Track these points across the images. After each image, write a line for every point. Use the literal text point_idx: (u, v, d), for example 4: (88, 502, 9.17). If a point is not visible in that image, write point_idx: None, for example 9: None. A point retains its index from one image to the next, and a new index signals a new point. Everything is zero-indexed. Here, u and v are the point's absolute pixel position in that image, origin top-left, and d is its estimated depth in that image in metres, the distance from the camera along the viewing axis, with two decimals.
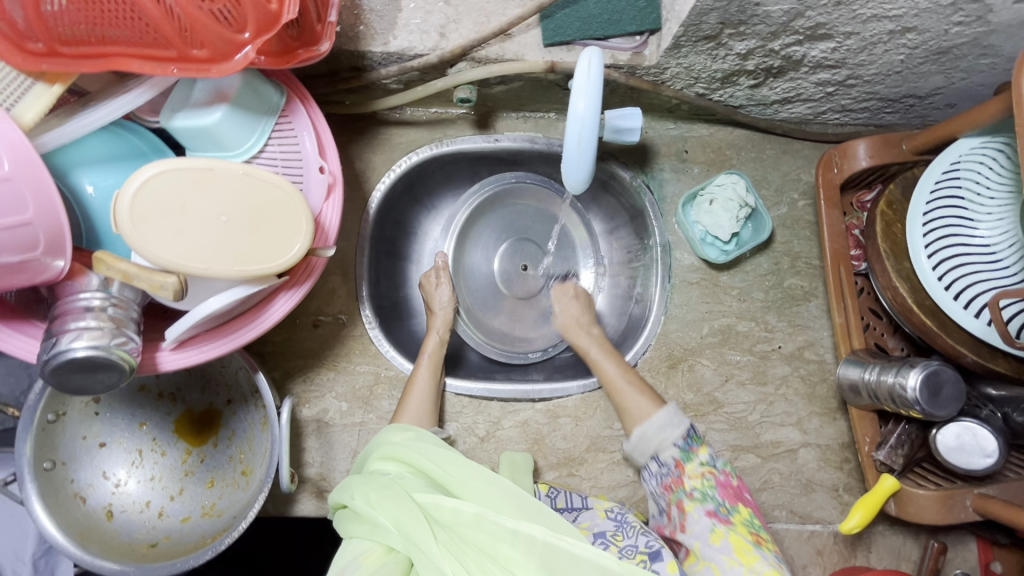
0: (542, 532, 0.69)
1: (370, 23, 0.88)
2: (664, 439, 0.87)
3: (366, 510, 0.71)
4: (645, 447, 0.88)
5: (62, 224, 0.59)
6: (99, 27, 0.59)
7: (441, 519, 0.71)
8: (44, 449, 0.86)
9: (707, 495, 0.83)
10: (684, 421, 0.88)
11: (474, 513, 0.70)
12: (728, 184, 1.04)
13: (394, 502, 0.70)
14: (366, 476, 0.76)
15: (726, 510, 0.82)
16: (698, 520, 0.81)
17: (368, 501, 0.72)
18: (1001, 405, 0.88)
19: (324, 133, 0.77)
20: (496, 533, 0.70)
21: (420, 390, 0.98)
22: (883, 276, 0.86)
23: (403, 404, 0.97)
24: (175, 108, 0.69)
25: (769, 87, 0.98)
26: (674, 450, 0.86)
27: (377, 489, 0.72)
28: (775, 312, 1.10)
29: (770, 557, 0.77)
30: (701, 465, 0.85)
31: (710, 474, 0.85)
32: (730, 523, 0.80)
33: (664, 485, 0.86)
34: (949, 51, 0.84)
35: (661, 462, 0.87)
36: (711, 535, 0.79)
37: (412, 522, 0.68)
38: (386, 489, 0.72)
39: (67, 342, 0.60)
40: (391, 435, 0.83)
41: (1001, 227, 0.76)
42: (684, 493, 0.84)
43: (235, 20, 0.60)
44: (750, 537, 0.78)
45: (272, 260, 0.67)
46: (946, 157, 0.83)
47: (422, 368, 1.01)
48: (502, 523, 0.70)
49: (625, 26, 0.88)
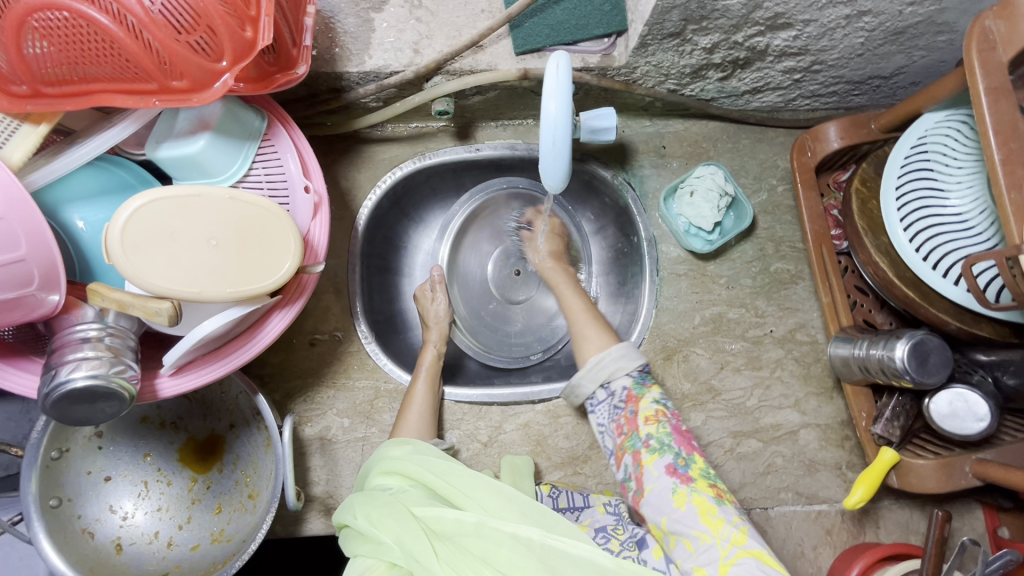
0: (538, 533, 0.70)
1: (346, 45, 0.91)
2: (617, 369, 0.88)
3: (369, 529, 0.72)
4: (595, 376, 0.88)
5: (54, 259, 0.61)
6: (80, 66, 0.60)
7: (440, 529, 0.71)
8: (49, 486, 0.87)
9: (665, 445, 0.81)
10: (639, 355, 0.89)
11: (475, 522, 0.71)
12: (706, 174, 1.07)
13: (395, 520, 0.71)
14: (369, 493, 0.77)
15: (684, 462, 0.80)
16: (659, 476, 0.79)
17: (371, 521, 0.73)
18: (991, 369, 0.89)
19: (307, 153, 0.79)
20: (495, 540, 0.70)
21: (419, 401, 0.99)
22: (863, 252, 0.88)
23: (403, 415, 0.98)
24: (160, 139, 0.71)
25: (737, 78, 1.00)
26: (625, 380, 0.88)
27: (378, 508, 0.73)
28: (764, 297, 1.12)
29: (733, 513, 0.76)
30: (654, 403, 0.85)
31: (663, 417, 0.83)
32: (690, 480, 0.78)
33: (617, 425, 0.86)
34: (907, 31, 0.87)
35: (611, 392, 0.88)
36: (673, 499, 0.77)
37: (414, 540, 0.69)
38: (388, 508, 0.73)
39: (65, 374, 0.61)
40: (390, 449, 0.85)
41: (970, 194, 0.78)
42: (640, 442, 0.83)
43: (212, 49, 0.62)
44: (711, 494, 0.77)
45: (264, 280, 0.68)
46: (912, 133, 0.86)
47: (419, 380, 1.02)
48: (501, 529, 0.70)
49: (592, 29, 0.90)
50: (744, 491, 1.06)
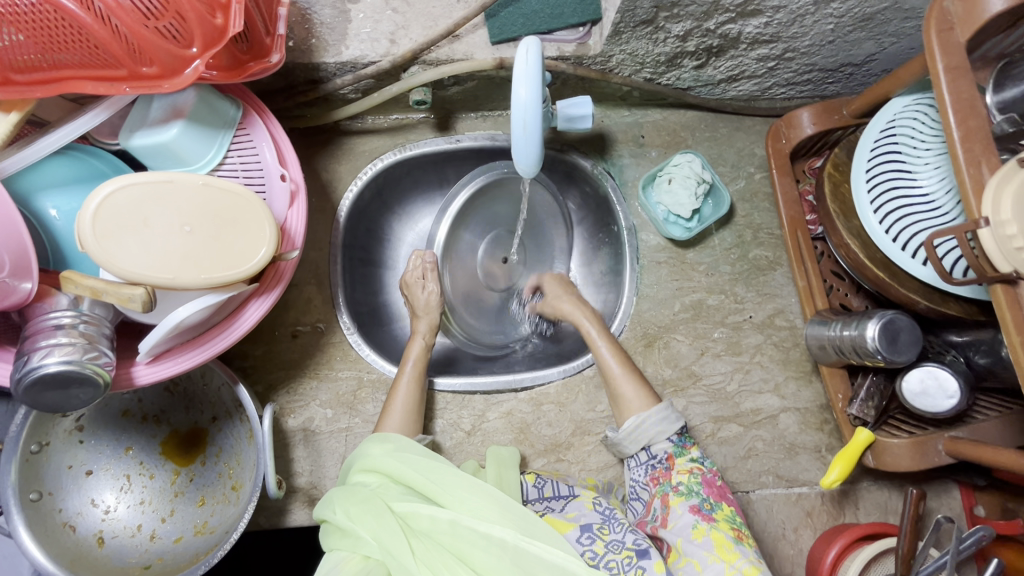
0: (512, 534, 0.73)
1: (322, 36, 0.91)
2: (656, 433, 0.89)
3: (348, 524, 0.72)
4: (636, 439, 0.90)
5: (25, 245, 0.61)
6: (49, 54, 0.60)
7: (419, 526, 0.74)
8: (30, 480, 0.86)
9: (692, 490, 0.84)
10: (678, 418, 0.91)
11: (449, 520, 0.74)
12: (684, 162, 1.08)
13: (375, 517, 0.72)
14: (348, 488, 0.77)
15: (710, 506, 0.83)
16: (682, 514, 0.82)
17: (350, 516, 0.73)
18: (963, 349, 0.91)
19: (283, 143, 0.79)
20: (470, 539, 0.73)
21: (402, 397, 0.97)
22: (836, 235, 0.90)
23: (387, 412, 0.96)
24: (133, 128, 0.71)
25: (712, 67, 1.01)
26: (666, 444, 0.90)
27: (357, 504, 0.74)
28: (743, 283, 1.13)
29: (750, 553, 0.78)
30: (691, 461, 0.88)
31: (698, 471, 0.87)
32: (712, 520, 0.81)
33: (652, 476, 0.89)
34: (874, 17, 0.88)
35: (653, 455, 0.90)
36: (693, 532, 0.80)
37: (391, 536, 0.70)
38: (367, 502, 0.74)
39: (38, 359, 0.62)
40: (372, 446, 0.83)
41: (937, 174, 0.80)
42: (670, 488, 0.86)
43: (182, 35, 0.63)
44: (731, 533, 0.80)
45: (239, 266, 0.69)
46: (881, 117, 0.87)
47: (402, 380, 0.99)
48: (475, 529, 0.73)
49: (567, 18, 0.91)
50: (725, 475, 1.07)
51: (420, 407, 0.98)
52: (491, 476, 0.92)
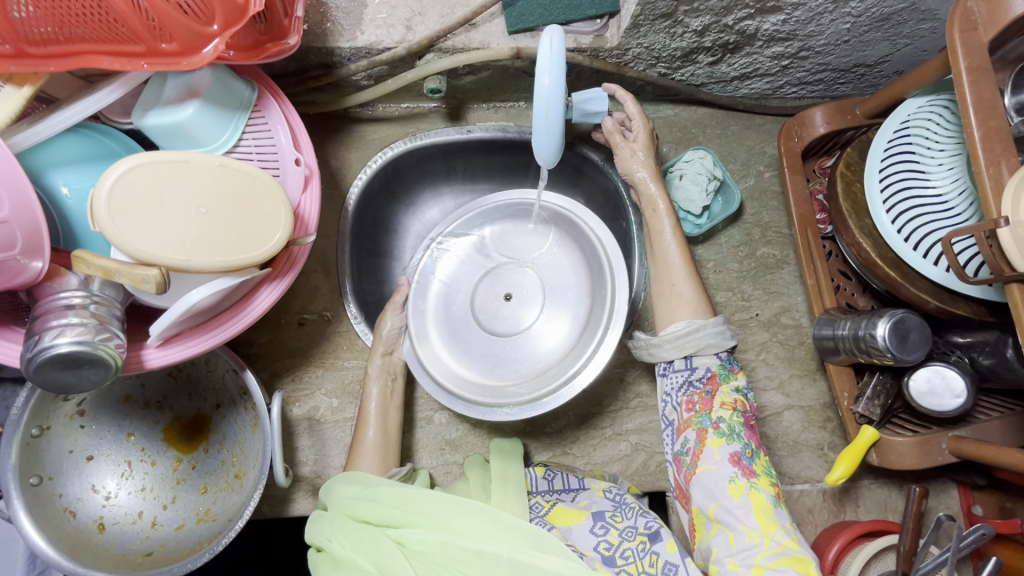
0: (506, 548, 0.71)
1: (337, 20, 0.90)
2: (708, 344, 0.84)
3: (343, 554, 0.73)
4: (681, 348, 0.85)
5: (38, 222, 0.60)
6: (67, 26, 0.59)
7: (414, 548, 0.72)
8: (29, 464, 0.85)
9: (735, 433, 0.81)
10: (731, 337, 0.86)
11: (440, 542, 0.72)
12: (696, 159, 1.08)
13: (369, 544, 0.72)
14: (335, 521, 0.77)
15: (749, 455, 0.80)
16: (720, 460, 0.79)
17: (346, 546, 0.74)
18: (968, 350, 0.91)
19: (297, 126, 0.78)
20: (464, 557, 0.71)
21: (371, 432, 0.93)
22: (848, 234, 0.90)
23: (358, 446, 0.92)
24: (147, 106, 0.70)
25: (727, 63, 1.01)
26: (714, 361, 0.85)
27: (350, 535, 0.74)
28: (750, 281, 1.14)
29: (786, 521, 0.76)
30: (735, 391, 0.84)
31: (740, 407, 0.83)
32: (751, 475, 0.78)
33: (689, 400, 0.84)
34: (891, 18, 0.89)
35: (693, 368, 0.85)
36: (730, 488, 0.77)
37: (387, 561, 0.70)
38: (360, 532, 0.74)
39: (50, 339, 0.60)
40: (343, 486, 0.80)
41: (951, 176, 0.81)
42: (709, 421, 0.82)
43: (203, 12, 0.61)
44: (770, 493, 0.77)
45: (253, 250, 0.68)
46: (895, 117, 0.87)
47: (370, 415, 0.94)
48: (467, 547, 0.71)
49: (585, 9, 0.91)
50: None
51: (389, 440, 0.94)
52: (495, 470, 0.88)
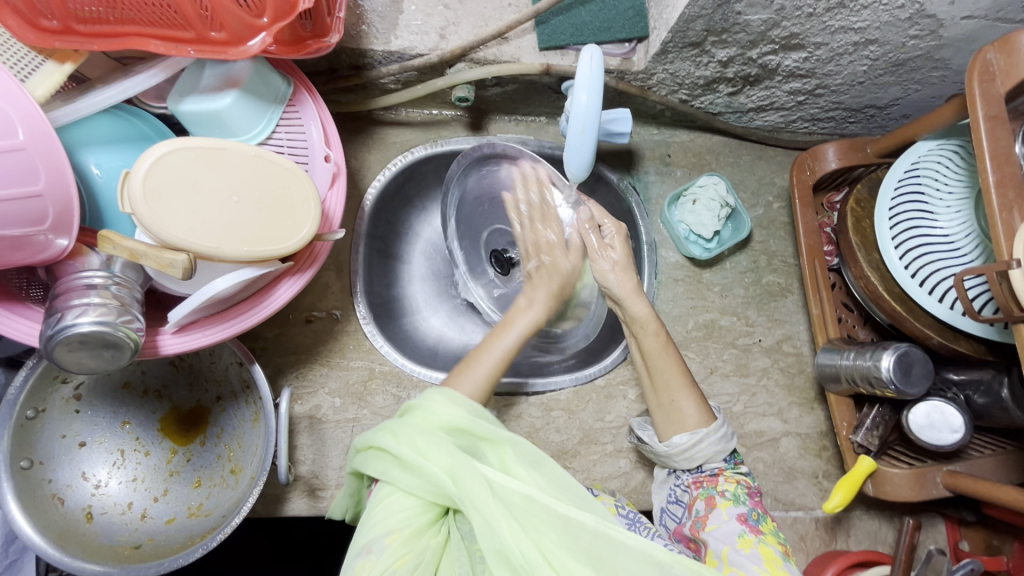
0: (597, 521, 0.66)
1: (372, 24, 0.91)
2: (713, 453, 0.87)
3: (412, 460, 0.68)
4: (690, 458, 0.88)
5: (71, 198, 0.59)
6: (117, 8, 0.60)
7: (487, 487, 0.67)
8: (21, 446, 0.83)
9: (739, 498, 0.84)
10: (733, 437, 0.90)
11: (523, 495, 0.66)
12: (710, 185, 1.11)
13: (444, 461, 0.67)
14: (409, 423, 0.71)
15: (756, 517, 0.82)
16: (728, 520, 0.82)
17: (415, 452, 0.68)
18: (963, 388, 0.94)
19: (329, 124, 0.78)
20: (545, 516, 0.66)
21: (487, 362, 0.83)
22: (856, 267, 0.93)
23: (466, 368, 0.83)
24: (184, 93, 0.71)
25: (746, 95, 1.05)
26: (720, 463, 0.88)
27: (426, 444, 0.69)
28: (755, 307, 1.16)
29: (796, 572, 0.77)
30: (737, 473, 0.88)
31: (743, 483, 0.87)
32: (759, 532, 0.80)
33: (696, 480, 0.88)
34: (905, 64, 0.92)
35: (701, 471, 0.89)
36: (739, 541, 0.79)
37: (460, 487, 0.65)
38: (436, 446, 0.69)
39: (71, 318, 0.59)
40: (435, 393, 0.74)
41: (958, 218, 0.84)
42: (716, 491, 0.85)
43: (254, 5, 0.62)
44: (778, 547, 0.78)
45: (281, 242, 0.68)
46: (906, 158, 0.91)
47: (495, 343, 0.86)
48: (555, 510, 0.66)
49: (615, 32, 0.94)
50: None
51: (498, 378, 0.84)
52: None
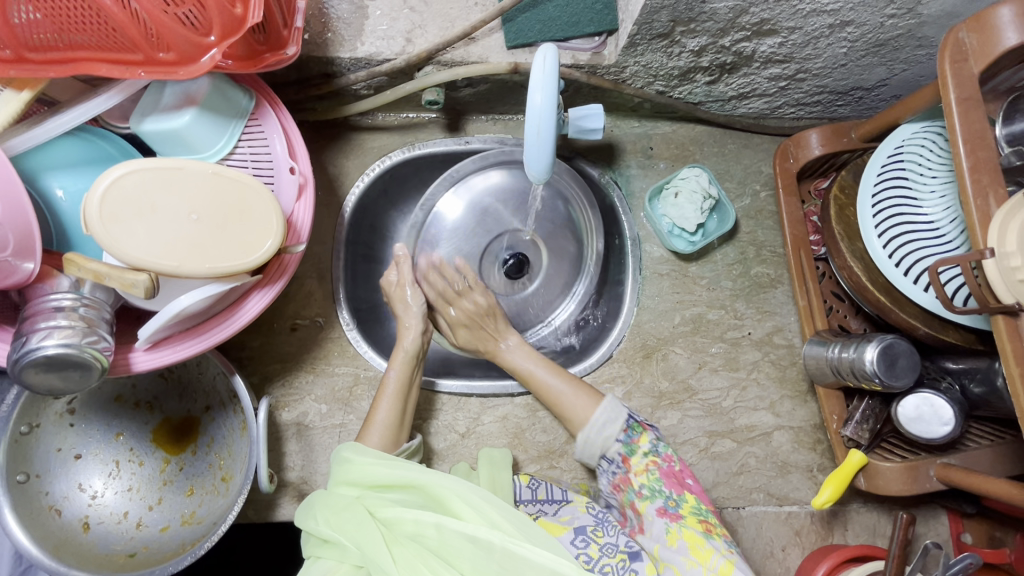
0: (501, 539, 0.72)
1: (338, 31, 0.91)
2: (605, 439, 0.89)
3: (328, 531, 0.73)
4: (589, 449, 0.90)
5: (31, 224, 0.60)
6: (66, 33, 0.60)
7: (405, 531, 0.74)
8: (17, 460, 0.85)
9: (655, 490, 0.85)
10: (623, 412, 0.90)
11: (436, 525, 0.73)
12: (692, 176, 1.07)
13: (357, 524, 0.73)
14: (328, 495, 0.77)
15: (675, 503, 0.84)
16: (652, 518, 0.84)
17: (331, 524, 0.74)
18: (958, 377, 0.91)
19: (293, 135, 0.79)
20: (456, 544, 0.72)
21: (384, 410, 0.92)
22: (839, 257, 0.90)
23: (369, 422, 0.92)
24: (145, 112, 0.71)
25: (724, 83, 1.02)
26: (617, 445, 0.88)
27: (337, 513, 0.74)
28: (744, 299, 1.14)
29: (722, 546, 0.80)
30: (646, 455, 0.88)
31: (654, 465, 0.87)
32: (680, 518, 0.83)
33: (615, 483, 0.90)
34: (888, 43, 0.89)
35: (610, 460, 0.89)
36: (667, 537, 0.82)
37: (372, 542, 0.71)
38: (349, 510, 0.74)
39: (36, 341, 0.61)
40: (349, 453, 0.81)
41: (943, 203, 0.81)
42: (635, 492, 0.87)
43: (201, 24, 0.63)
44: (700, 528, 0.82)
45: (244, 256, 0.68)
46: (890, 142, 0.88)
47: (386, 392, 0.94)
48: (462, 532, 0.73)
49: (583, 27, 0.92)
50: (716, 491, 1.07)
51: (402, 416, 0.93)
52: (485, 476, 0.92)
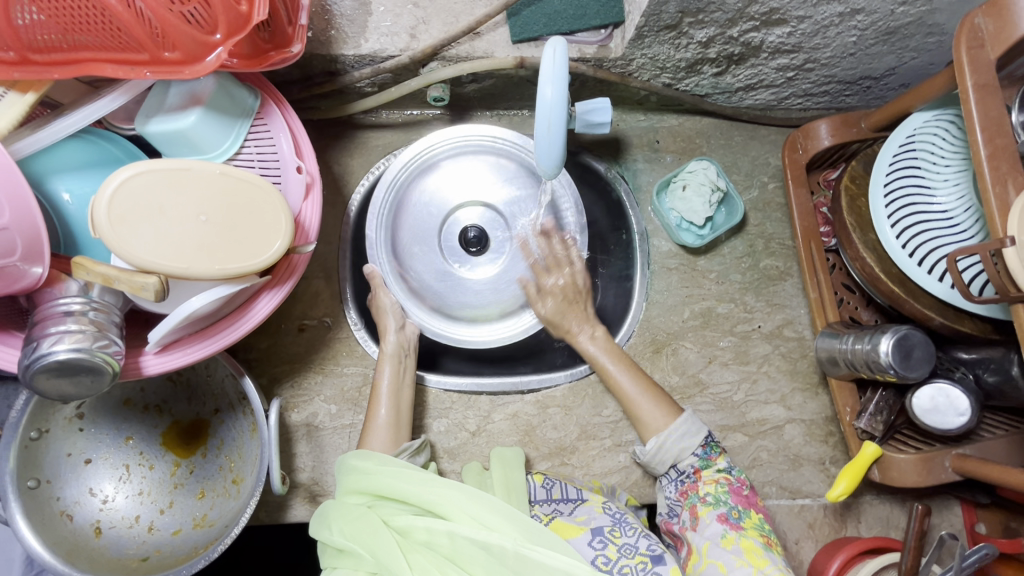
0: (513, 543, 0.71)
1: (341, 28, 0.90)
2: (681, 450, 0.90)
3: (343, 541, 0.73)
4: (660, 459, 0.91)
5: (40, 231, 0.60)
6: (71, 34, 0.60)
7: (417, 538, 0.74)
8: (28, 466, 0.85)
9: (721, 500, 0.86)
10: (701, 430, 0.92)
11: (448, 533, 0.73)
12: (699, 169, 1.06)
13: (370, 532, 0.73)
14: (340, 505, 0.77)
15: (737, 514, 0.85)
16: (710, 523, 0.84)
17: (346, 534, 0.74)
18: (972, 367, 0.90)
19: (299, 133, 0.77)
20: (468, 550, 0.72)
21: (383, 410, 0.94)
22: (851, 248, 0.89)
23: (370, 427, 0.93)
24: (150, 113, 0.70)
25: (732, 74, 1.01)
26: (691, 458, 0.90)
27: (351, 522, 0.74)
28: (753, 292, 1.13)
29: (778, 561, 0.79)
30: (718, 471, 0.89)
31: (724, 480, 0.88)
32: (740, 529, 0.83)
33: (681, 491, 0.90)
34: (898, 31, 0.88)
35: (680, 470, 0.91)
36: (722, 540, 0.81)
37: (386, 551, 0.71)
38: (361, 519, 0.74)
39: (47, 346, 0.60)
40: (355, 460, 0.80)
41: (956, 192, 0.80)
42: (698, 498, 0.87)
43: (206, 22, 0.62)
44: (758, 540, 0.81)
45: (253, 257, 0.67)
46: (901, 131, 0.87)
47: (381, 394, 0.96)
48: (474, 539, 0.72)
49: (589, 19, 0.91)
50: None
51: (401, 417, 0.95)
52: (497, 478, 0.90)
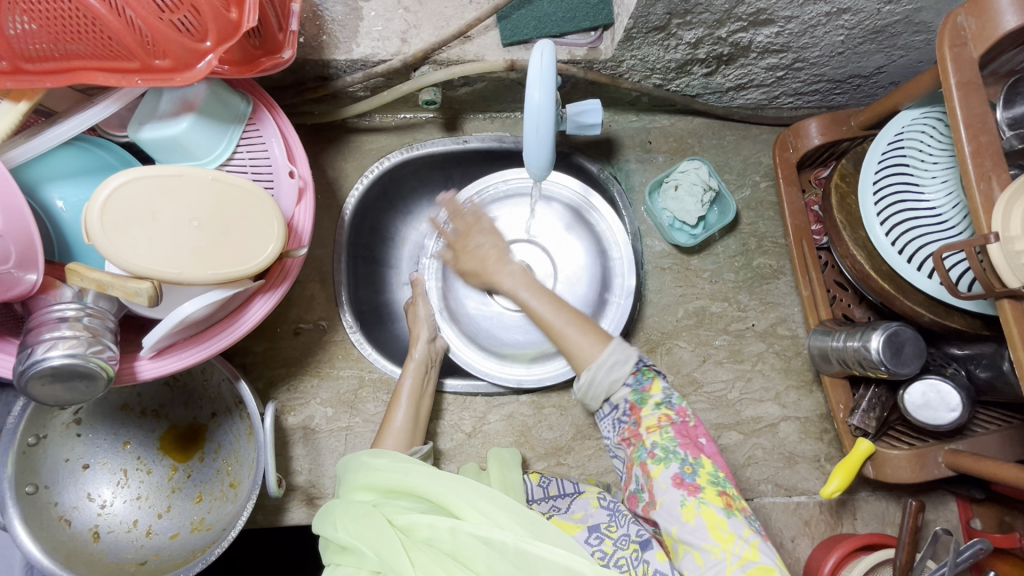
0: (514, 538, 0.72)
1: (333, 33, 0.91)
2: (613, 381, 0.81)
3: (348, 540, 0.73)
4: (595, 395, 0.83)
5: (32, 235, 0.60)
6: (62, 43, 0.60)
7: (420, 536, 0.74)
8: (26, 472, 0.85)
9: (670, 453, 0.78)
10: (631, 355, 0.82)
11: (451, 529, 0.73)
12: (690, 169, 1.07)
13: (374, 530, 0.73)
14: (345, 503, 0.77)
15: (690, 470, 0.77)
16: (666, 488, 0.77)
17: (350, 532, 0.73)
18: (964, 363, 0.91)
19: (291, 138, 0.78)
20: (470, 547, 0.72)
21: (400, 416, 0.94)
22: (842, 246, 0.90)
23: (384, 429, 0.93)
24: (143, 120, 0.71)
25: (721, 74, 1.02)
26: (625, 390, 0.83)
27: (356, 521, 0.74)
28: (746, 291, 1.13)
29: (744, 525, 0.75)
30: (657, 408, 0.81)
31: (666, 420, 0.80)
32: (698, 492, 0.76)
33: (624, 436, 0.83)
34: (885, 30, 0.88)
35: (615, 406, 0.84)
36: (683, 513, 0.75)
37: (390, 549, 0.71)
38: (366, 518, 0.74)
39: (42, 352, 0.61)
40: (367, 459, 0.81)
41: (945, 189, 0.80)
42: (646, 452, 0.80)
43: (196, 29, 0.63)
44: (721, 506, 0.75)
45: (245, 262, 0.68)
46: (890, 128, 0.87)
47: (402, 397, 0.96)
48: (477, 534, 0.72)
49: (579, 22, 0.92)
50: None
51: (418, 420, 0.95)
52: (496, 476, 0.91)
